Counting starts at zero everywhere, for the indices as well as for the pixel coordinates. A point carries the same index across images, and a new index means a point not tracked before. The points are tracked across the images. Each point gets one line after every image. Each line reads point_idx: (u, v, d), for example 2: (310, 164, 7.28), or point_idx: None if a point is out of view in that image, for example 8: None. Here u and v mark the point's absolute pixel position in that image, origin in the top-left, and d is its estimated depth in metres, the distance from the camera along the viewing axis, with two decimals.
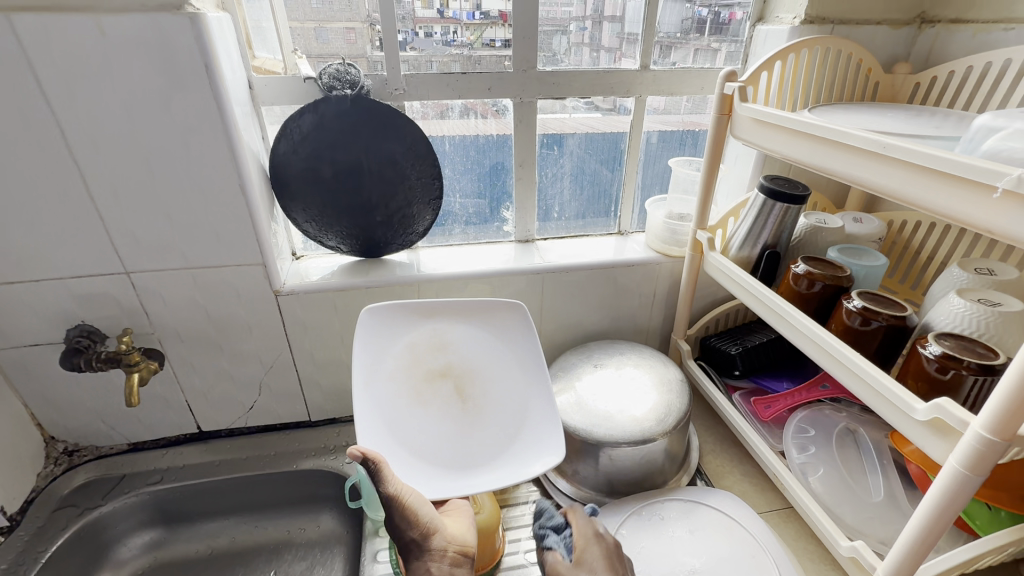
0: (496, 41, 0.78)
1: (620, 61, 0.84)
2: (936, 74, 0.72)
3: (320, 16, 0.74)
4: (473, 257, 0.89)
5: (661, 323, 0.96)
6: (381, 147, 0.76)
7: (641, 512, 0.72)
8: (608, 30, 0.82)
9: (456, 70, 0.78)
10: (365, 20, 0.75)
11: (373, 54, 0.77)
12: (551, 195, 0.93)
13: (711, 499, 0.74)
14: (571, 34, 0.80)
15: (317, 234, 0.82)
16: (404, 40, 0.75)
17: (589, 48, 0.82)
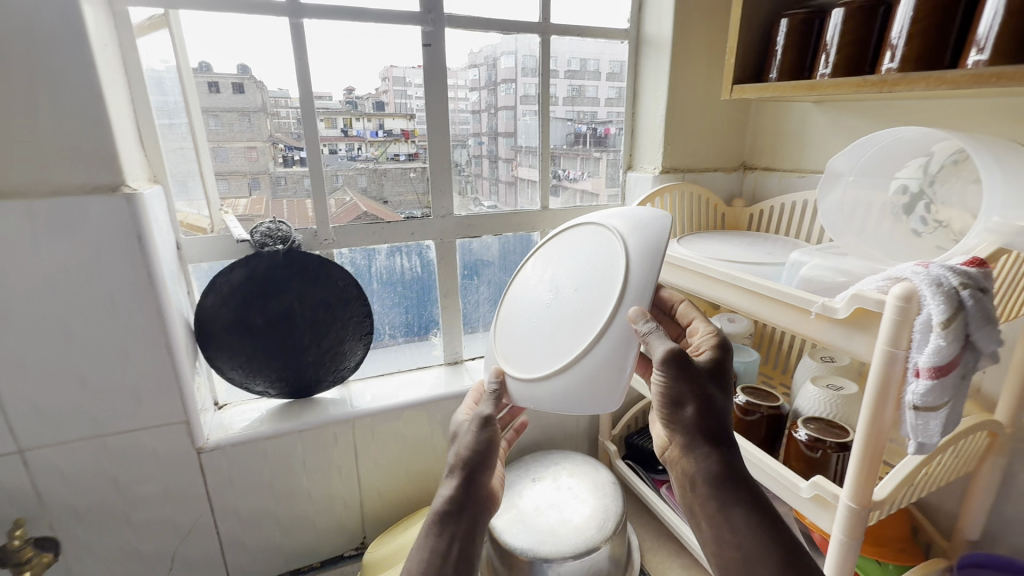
0: (400, 155, 0.86)
1: (518, 168, 0.96)
2: (763, 208, 0.93)
3: (219, 137, 0.78)
4: (406, 385, 0.92)
5: (588, 427, 1.04)
6: (312, 293, 0.80)
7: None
8: (505, 143, 0.94)
9: (362, 182, 0.85)
10: (266, 140, 0.79)
11: (275, 170, 0.81)
12: (474, 316, 1.01)
13: None
14: (470, 147, 0.90)
15: (243, 381, 0.81)
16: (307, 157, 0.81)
17: (488, 158, 0.93)
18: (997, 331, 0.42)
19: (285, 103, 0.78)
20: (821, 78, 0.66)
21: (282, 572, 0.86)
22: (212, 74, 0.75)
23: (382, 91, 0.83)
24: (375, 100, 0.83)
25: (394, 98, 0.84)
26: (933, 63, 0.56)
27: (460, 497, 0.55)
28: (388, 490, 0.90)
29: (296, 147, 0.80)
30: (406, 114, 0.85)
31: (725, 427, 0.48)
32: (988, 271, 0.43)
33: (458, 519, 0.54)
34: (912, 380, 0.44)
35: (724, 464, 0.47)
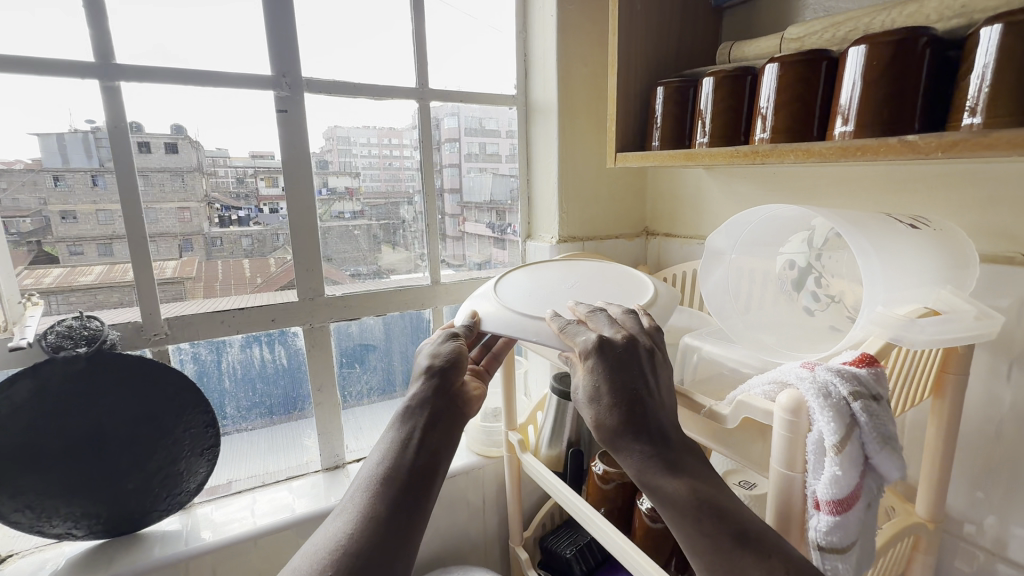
0: (344, 213, 0.81)
1: (465, 224, 0.92)
2: (666, 276, 0.89)
3: (149, 197, 0.68)
4: (269, 504, 0.76)
5: (498, 529, 0.90)
6: (133, 403, 0.65)
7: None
8: (450, 199, 0.89)
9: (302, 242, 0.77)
10: (202, 199, 0.72)
11: (211, 230, 0.73)
12: (360, 410, 0.87)
13: None
14: (416, 204, 0.87)
15: (35, 523, 0.62)
16: (245, 216, 0.74)
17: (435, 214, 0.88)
18: (898, 451, 0.35)
19: (225, 162, 0.72)
20: (698, 147, 0.62)
21: None
22: (144, 134, 0.66)
23: (327, 150, 0.78)
24: (318, 158, 0.77)
25: (339, 157, 0.79)
26: (800, 134, 0.52)
27: (432, 392, 0.46)
28: None
29: (233, 206, 0.73)
30: (351, 172, 0.80)
31: (637, 423, 0.38)
32: (879, 371, 0.36)
33: (426, 411, 0.45)
34: (811, 512, 0.36)
35: (642, 464, 0.38)
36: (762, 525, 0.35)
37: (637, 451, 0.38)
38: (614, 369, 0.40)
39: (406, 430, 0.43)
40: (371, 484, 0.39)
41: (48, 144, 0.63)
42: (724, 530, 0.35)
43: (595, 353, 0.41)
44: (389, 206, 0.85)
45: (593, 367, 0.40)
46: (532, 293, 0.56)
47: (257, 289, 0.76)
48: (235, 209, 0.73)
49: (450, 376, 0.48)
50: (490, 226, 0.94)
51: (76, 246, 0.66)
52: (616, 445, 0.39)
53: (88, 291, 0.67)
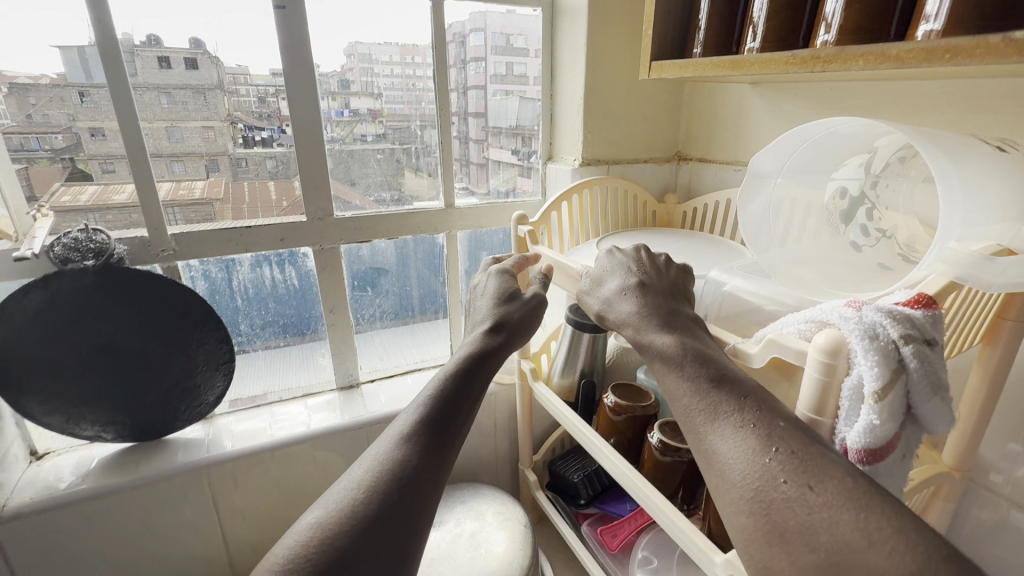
0: (367, 135, 0.77)
1: (489, 150, 0.86)
2: (695, 206, 0.82)
3: (173, 115, 0.66)
4: (286, 419, 0.78)
5: (508, 451, 0.92)
6: (143, 317, 0.64)
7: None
8: (475, 123, 0.83)
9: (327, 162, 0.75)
10: (225, 118, 0.69)
11: (237, 150, 0.70)
12: (373, 334, 0.87)
13: None
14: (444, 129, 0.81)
15: (65, 427, 0.65)
16: (269, 136, 0.70)
17: (459, 140, 0.83)
18: (948, 400, 0.31)
19: (245, 80, 0.68)
20: (747, 54, 0.54)
21: None
22: (162, 48, 0.64)
23: (348, 69, 0.73)
24: (340, 78, 0.73)
25: (360, 77, 0.74)
26: (873, 35, 0.44)
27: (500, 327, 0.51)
28: (265, 545, 0.76)
29: (256, 126, 0.70)
30: (372, 93, 0.76)
31: (644, 293, 0.46)
32: (937, 314, 0.32)
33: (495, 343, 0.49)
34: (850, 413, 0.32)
35: (644, 321, 0.44)
36: (748, 377, 0.37)
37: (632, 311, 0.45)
38: (634, 264, 0.50)
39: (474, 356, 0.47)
40: (436, 390, 0.43)
41: (70, 57, 0.60)
42: (706, 373, 0.37)
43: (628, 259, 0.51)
44: (415, 128, 0.80)
45: (620, 268, 0.50)
46: None
47: (281, 213, 0.73)
48: (259, 130, 0.70)
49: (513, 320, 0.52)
50: (516, 153, 0.88)
51: (107, 164, 0.64)
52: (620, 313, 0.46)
53: (131, 204, 0.66)
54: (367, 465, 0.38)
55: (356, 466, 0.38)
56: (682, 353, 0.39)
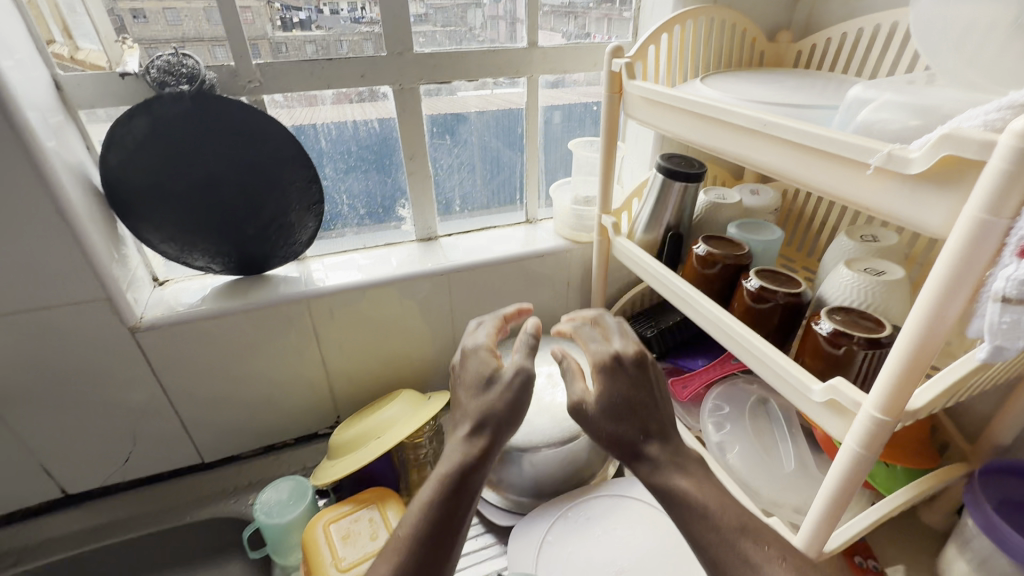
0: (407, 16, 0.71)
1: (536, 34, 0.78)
2: (815, 42, 0.72)
3: None
4: (371, 263, 0.81)
5: (579, 310, 0.95)
6: (240, 150, 0.66)
7: (566, 517, 0.70)
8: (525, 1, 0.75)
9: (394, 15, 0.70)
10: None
11: (276, 34, 0.67)
12: (449, 187, 0.86)
13: (634, 490, 0.73)
14: (484, 8, 0.75)
15: (180, 255, 0.70)
16: (307, 18, 0.68)
17: (505, 21, 0.77)
18: None
19: None
20: None
21: (254, 447, 0.84)
22: None
23: None
24: None
25: None
26: None
27: (491, 409, 0.51)
28: (358, 374, 0.83)
29: (294, 6, 0.67)
30: None
31: (618, 407, 0.49)
32: None
33: (480, 431, 0.51)
34: (985, 303, 0.33)
35: (649, 453, 0.47)
36: (754, 520, 0.44)
37: (628, 431, 0.48)
38: (612, 380, 0.51)
39: (472, 444, 0.50)
40: (442, 490, 0.47)
41: None
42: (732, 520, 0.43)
43: (609, 360, 0.52)
44: (458, 9, 0.74)
45: (600, 376, 0.52)
46: (743, 90, 0.58)
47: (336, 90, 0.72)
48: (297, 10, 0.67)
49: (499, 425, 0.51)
50: (568, 37, 0.80)
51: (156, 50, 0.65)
52: (599, 417, 0.50)
53: (217, 29, 0.64)
54: (430, 491, 0.48)
55: (422, 491, 0.48)
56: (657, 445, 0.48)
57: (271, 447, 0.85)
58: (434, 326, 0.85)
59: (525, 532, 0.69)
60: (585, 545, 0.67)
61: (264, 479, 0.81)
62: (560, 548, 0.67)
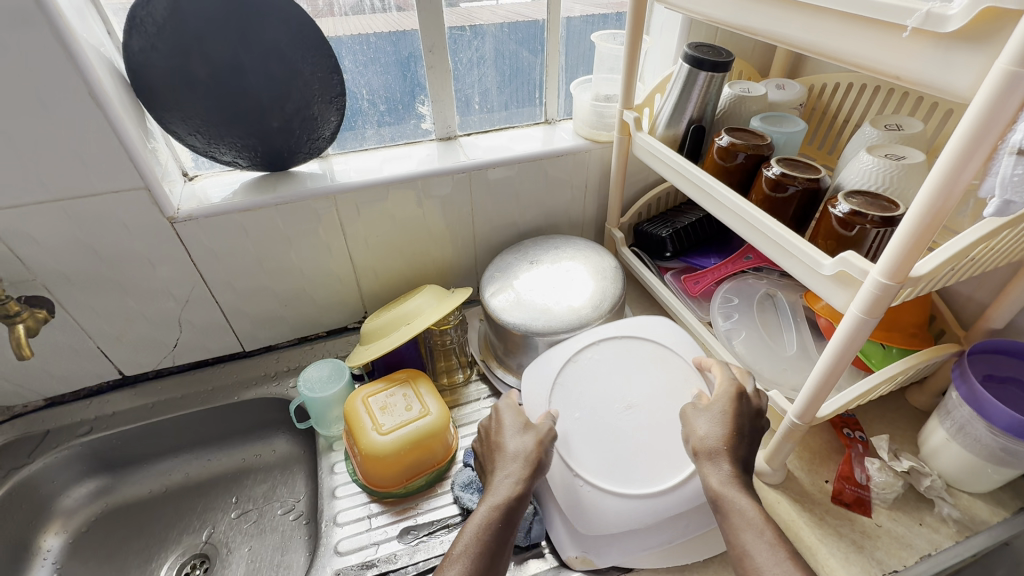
0: None
1: None
2: None
3: None
4: (392, 161, 0.82)
5: (595, 213, 0.96)
6: (260, 35, 0.65)
7: (576, 360, 0.70)
8: None
9: None
10: None
11: None
12: (468, 83, 0.85)
13: (646, 332, 0.72)
14: None
15: (206, 148, 0.71)
16: None
17: None
18: None
19: None
20: None
21: (289, 338, 0.90)
22: None
23: None
24: None
25: None
26: None
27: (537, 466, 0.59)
28: (383, 270, 0.88)
29: None
30: None
31: (738, 439, 0.57)
32: None
33: (534, 469, 0.59)
34: (1000, 160, 0.36)
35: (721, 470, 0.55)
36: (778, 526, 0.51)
37: (722, 438, 0.56)
38: (743, 411, 0.59)
39: (520, 476, 0.58)
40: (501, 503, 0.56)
41: None
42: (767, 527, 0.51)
43: (736, 389, 0.60)
44: None
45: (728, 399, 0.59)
46: None
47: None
48: None
49: (540, 465, 0.59)
50: None
51: None
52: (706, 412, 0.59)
53: None
54: (485, 513, 0.56)
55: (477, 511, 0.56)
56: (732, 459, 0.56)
57: (305, 338, 0.91)
58: (455, 224, 0.87)
59: (538, 369, 0.70)
60: (596, 379, 0.68)
61: (301, 366, 0.88)
62: (573, 384, 0.68)
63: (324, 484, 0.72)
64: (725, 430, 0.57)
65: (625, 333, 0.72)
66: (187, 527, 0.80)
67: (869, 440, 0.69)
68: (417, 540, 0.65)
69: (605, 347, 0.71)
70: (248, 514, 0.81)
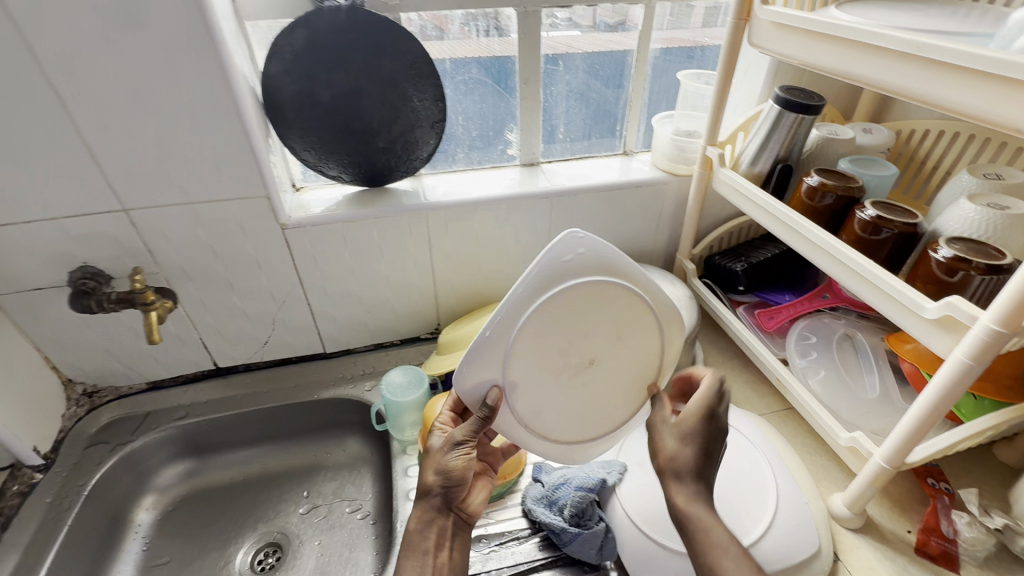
0: None
1: None
2: None
3: None
4: (480, 183, 0.87)
5: (667, 243, 0.98)
6: (379, 65, 0.71)
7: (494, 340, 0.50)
8: None
9: None
10: None
11: None
12: (555, 114, 0.90)
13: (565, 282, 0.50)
14: None
15: (317, 163, 0.78)
16: None
17: None
18: None
19: None
20: None
21: (366, 343, 0.95)
22: None
23: None
24: None
25: None
26: None
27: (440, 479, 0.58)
28: (460, 286, 0.92)
29: None
30: None
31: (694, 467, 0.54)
32: None
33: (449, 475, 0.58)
34: None
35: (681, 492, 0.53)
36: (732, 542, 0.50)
37: (675, 464, 0.55)
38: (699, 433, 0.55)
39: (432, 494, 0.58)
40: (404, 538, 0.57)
41: None
42: (729, 547, 0.50)
43: (699, 411, 0.56)
44: None
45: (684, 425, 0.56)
46: (885, 19, 0.58)
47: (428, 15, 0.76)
48: None
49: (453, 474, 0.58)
50: None
51: None
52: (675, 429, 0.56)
53: None
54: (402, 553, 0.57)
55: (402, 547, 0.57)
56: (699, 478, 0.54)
57: (380, 344, 0.96)
58: (531, 245, 0.91)
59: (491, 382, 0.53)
60: (549, 346, 0.54)
61: (376, 371, 0.93)
62: (529, 368, 0.54)
63: (399, 486, 0.75)
64: (663, 458, 0.55)
65: (557, 273, 0.50)
66: (262, 516, 0.84)
67: (956, 492, 0.66)
68: (489, 549, 0.67)
69: (541, 296, 0.50)
70: (318, 509, 0.85)
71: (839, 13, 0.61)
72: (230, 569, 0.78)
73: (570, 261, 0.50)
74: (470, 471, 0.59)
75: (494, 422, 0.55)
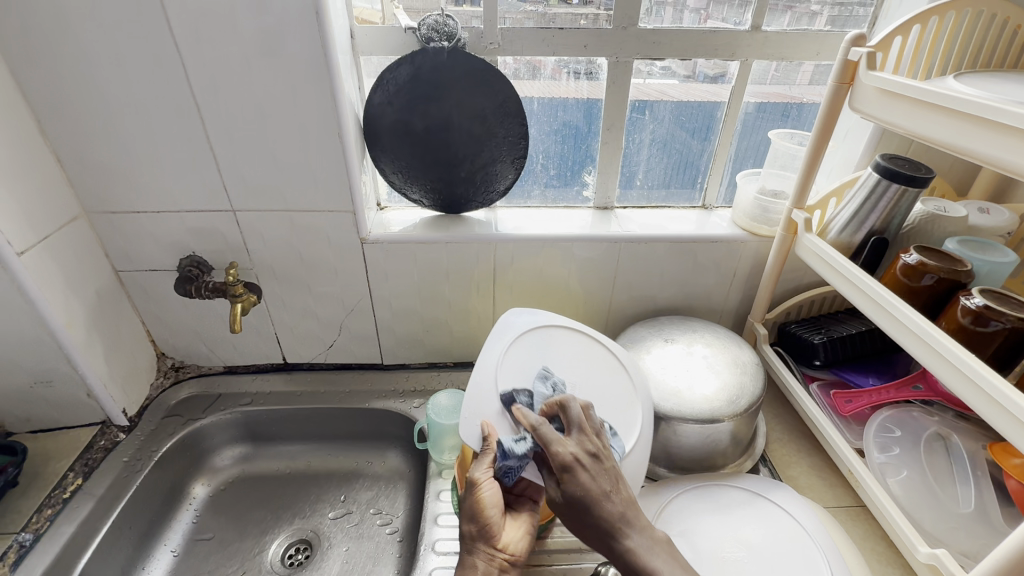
0: None
1: (708, 22, 0.79)
2: None
3: None
4: (552, 220, 0.88)
5: (739, 304, 0.93)
6: (471, 102, 0.76)
7: (495, 354, 0.68)
8: None
9: (555, 25, 0.77)
10: None
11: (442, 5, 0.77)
12: (636, 161, 0.90)
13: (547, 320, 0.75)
14: None
15: (402, 186, 0.83)
16: None
17: (675, 7, 0.78)
18: None
19: None
20: None
21: (421, 361, 0.98)
22: None
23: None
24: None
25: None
26: None
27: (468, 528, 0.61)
28: None
29: None
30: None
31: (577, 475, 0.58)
32: None
33: (474, 520, 0.61)
34: None
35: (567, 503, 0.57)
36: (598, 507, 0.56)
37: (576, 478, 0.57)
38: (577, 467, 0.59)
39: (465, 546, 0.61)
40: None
41: None
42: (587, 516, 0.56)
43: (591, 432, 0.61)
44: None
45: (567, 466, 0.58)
46: (1012, 94, 0.53)
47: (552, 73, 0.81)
48: None
49: (479, 518, 0.61)
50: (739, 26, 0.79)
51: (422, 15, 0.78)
52: (582, 470, 0.57)
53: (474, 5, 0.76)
54: None
55: None
56: (617, 501, 0.57)
57: (435, 364, 0.99)
58: (595, 288, 0.90)
59: (483, 414, 0.63)
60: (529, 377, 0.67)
61: (426, 389, 0.94)
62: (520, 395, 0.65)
63: (429, 508, 0.75)
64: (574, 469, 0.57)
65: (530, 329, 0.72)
66: (300, 511, 0.87)
67: None
68: None
69: (512, 338, 0.70)
70: (351, 515, 0.87)
71: (956, 85, 0.57)
72: (263, 558, 0.81)
73: (519, 321, 0.73)
74: (496, 511, 0.62)
75: (499, 457, 0.61)
